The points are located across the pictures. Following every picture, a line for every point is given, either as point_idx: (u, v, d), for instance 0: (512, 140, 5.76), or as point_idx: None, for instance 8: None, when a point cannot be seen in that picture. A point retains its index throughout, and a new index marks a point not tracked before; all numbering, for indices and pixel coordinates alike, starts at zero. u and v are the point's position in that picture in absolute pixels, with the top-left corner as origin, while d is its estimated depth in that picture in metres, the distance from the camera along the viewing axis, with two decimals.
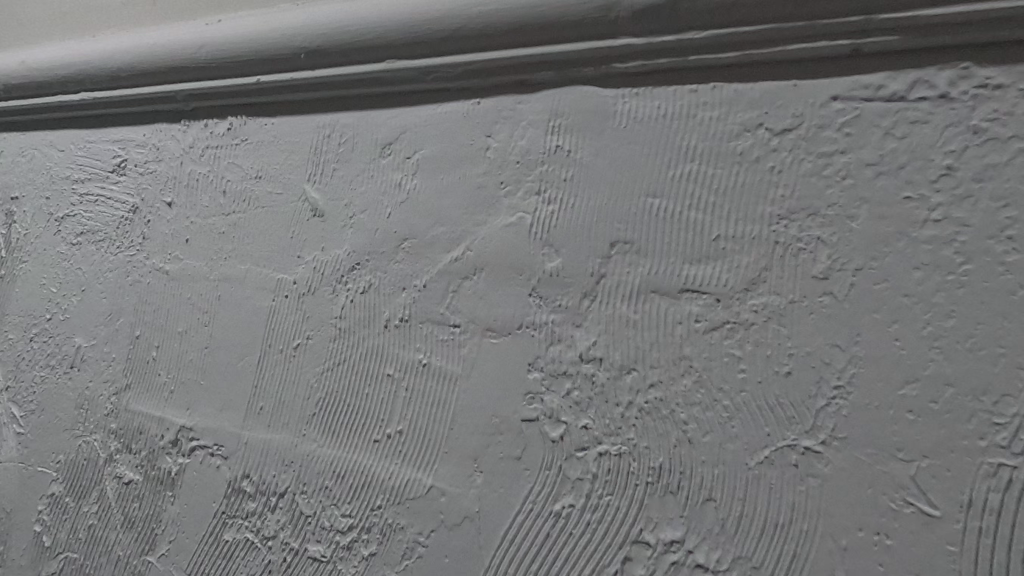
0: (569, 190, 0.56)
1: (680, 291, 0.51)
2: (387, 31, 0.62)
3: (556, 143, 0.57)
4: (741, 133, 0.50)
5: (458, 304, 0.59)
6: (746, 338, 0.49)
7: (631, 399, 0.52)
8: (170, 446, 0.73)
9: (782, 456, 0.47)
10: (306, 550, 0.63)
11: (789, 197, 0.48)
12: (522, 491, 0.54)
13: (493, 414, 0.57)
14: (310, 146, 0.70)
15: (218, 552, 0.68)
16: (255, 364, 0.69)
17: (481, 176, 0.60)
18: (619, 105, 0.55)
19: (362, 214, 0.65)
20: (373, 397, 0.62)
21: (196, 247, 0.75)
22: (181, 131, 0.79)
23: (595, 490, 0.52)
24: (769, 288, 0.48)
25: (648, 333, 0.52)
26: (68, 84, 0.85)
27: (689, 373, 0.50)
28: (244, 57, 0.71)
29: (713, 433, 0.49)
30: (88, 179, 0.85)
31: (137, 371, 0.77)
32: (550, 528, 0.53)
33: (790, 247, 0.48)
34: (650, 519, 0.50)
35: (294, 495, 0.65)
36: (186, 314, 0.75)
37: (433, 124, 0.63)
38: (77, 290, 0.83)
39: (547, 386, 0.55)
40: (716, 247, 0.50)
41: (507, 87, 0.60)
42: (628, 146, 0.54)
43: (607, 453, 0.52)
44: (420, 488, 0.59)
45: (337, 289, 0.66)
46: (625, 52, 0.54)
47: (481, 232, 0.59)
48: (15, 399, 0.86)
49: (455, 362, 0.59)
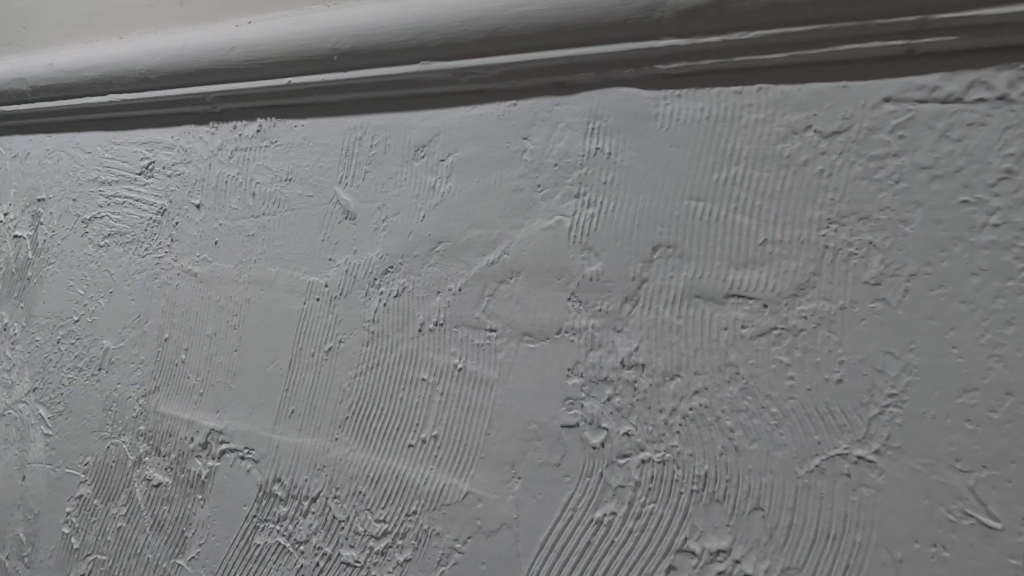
0: (609, 193, 0.55)
1: (725, 296, 0.50)
2: (422, 32, 0.62)
3: (595, 146, 0.56)
4: (789, 136, 0.50)
5: (494, 308, 0.59)
6: (795, 344, 0.48)
7: (675, 406, 0.51)
8: (200, 449, 0.73)
9: (833, 465, 0.46)
10: (339, 555, 0.63)
11: (839, 201, 0.47)
12: (562, 498, 0.54)
13: (531, 420, 0.56)
14: (341, 147, 0.69)
15: (249, 555, 0.68)
16: (286, 367, 0.69)
17: (517, 179, 0.59)
18: (660, 106, 0.54)
19: (395, 217, 0.65)
20: (407, 401, 0.62)
21: (225, 250, 0.75)
22: (210, 133, 0.78)
23: (637, 497, 0.51)
24: (819, 293, 0.47)
25: (692, 339, 0.51)
26: (96, 85, 0.85)
27: (735, 380, 0.49)
28: (276, 59, 0.71)
29: (760, 441, 0.48)
30: (115, 181, 0.85)
31: (166, 373, 0.77)
32: (591, 535, 0.53)
33: (840, 252, 0.47)
34: (695, 527, 0.49)
35: (326, 500, 0.64)
36: (216, 316, 0.74)
37: (468, 126, 0.62)
38: (105, 292, 0.83)
39: (587, 392, 0.54)
40: (762, 252, 0.49)
41: (544, 89, 0.59)
42: (671, 148, 0.53)
43: (649, 461, 0.51)
44: (456, 493, 0.58)
45: (370, 292, 0.65)
46: (668, 53, 0.53)
47: (518, 235, 0.58)
48: (42, 400, 0.86)
49: (492, 366, 0.58)
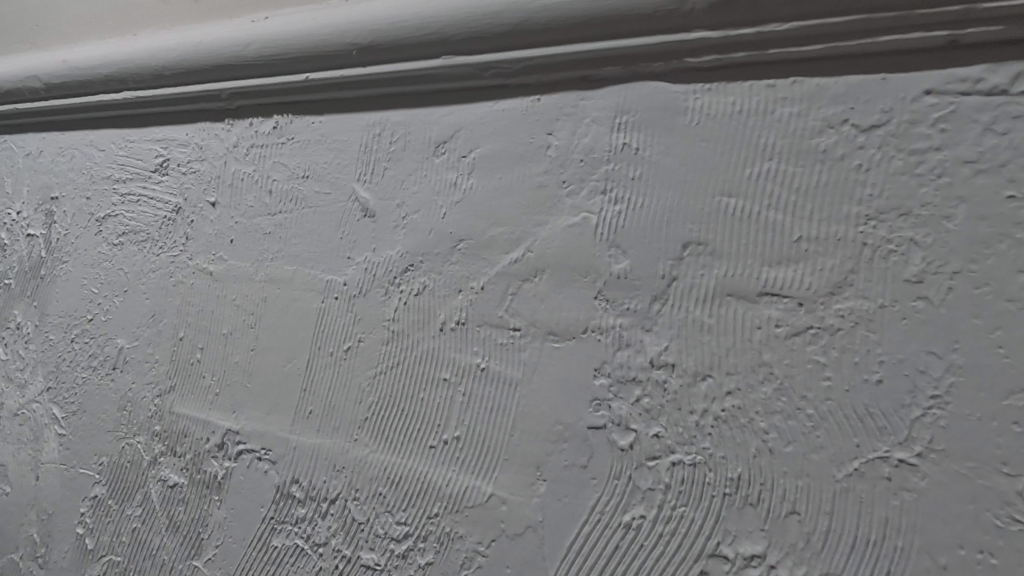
0: (636, 189, 0.54)
1: (759, 294, 0.49)
2: (444, 25, 0.61)
3: (622, 141, 0.55)
4: (824, 130, 0.48)
5: (518, 307, 0.58)
6: (833, 344, 0.46)
7: (706, 407, 0.50)
8: (216, 449, 0.72)
9: (873, 468, 0.44)
10: (359, 558, 0.62)
11: (878, 196, 0.46)
12: (589, 501, 0.53)
13: (557, 421, 0.55)
14: (359, 144, 0.68)
15: (266, 558, 0.67)
16: (303, 367, 0.68)
17: (541, 175, 0.58)
18: (689, 101, 0.53)
19: (415, 214, 0.64)
20: (429, 401, 0.61)
21: (240, 248, 0.74)
22: (225, 130, 0.78)
23: (667, 501, 0.50)
24: (857, 291, 0.46)
25: (724, 338, 0.50)
26: (109, 82, 0.84)
27: (770, 381, 0.48)
28: (294, 54, 0.70)
29: (796, 443, 0.47)
30: (129, 179, 0.85)
31: (181, 373, 0.76)
32: (619, 539, 0.51)
33: (879, 249, 0.46)
34: (728, 532, 0.48)
35: (346, 502, 0.63)
36: (232, 315, 0.74)
37: (490, 122, 0.61)
38: (119, 291, 0.83)
39: (614, 393, 0.53)
40: (797, 249, 0.48)
41: (570, 83, 0.58)
42: (700, 144, 0.52)
43: (680, 463, 0.50)
44: (479, 496, 0.57)
45: (390, 291, 0.64)
46: (699, 46, 0.52)
47: (542, 232, 0.57)
48: (56, 399, 0.86)
49: (516, 366, 0.57)
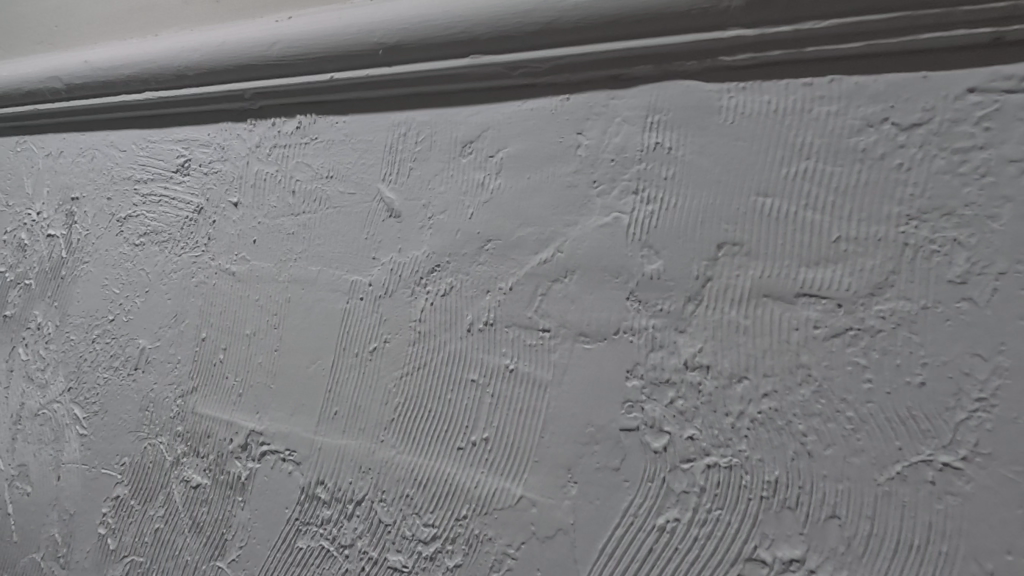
0: (669, 189, 0.54)
1: (796, 295, 0.48)
2: (472, 24, 0.60)
3: (654, 140, 0.55)
4: (864, 129, 0.48)
5: (548, 308, 0.57)
6: (873, 345, 0.46)
7: (742, 409, 0.49)
8: (240, 450, 0.72)
9: (916, 472, 0.44)
10: (385, 560, 0.61)
11: (920, 196, 0.45)
12: (622, 504, 0.52)
13: (588, 423, 0.54)
14: (384, 144, 0.68)
15: (292, 560, 0.67)
16: (328, 368, 0.68)
17: (571, 175, 0.58)
18: (724, 100, 0.53)
19: (441, 215, 0.64)
20: (456, 403, 0.60)
21: (264, 249, 0.74)
22: (248, 130, 0.77)
23: (702, 504, 0.50)
24: (899, 292, 0.45)
25: (761, 340, 0.49)
26: (131, 83, 0.84)
27: (808, 383, 0.47)
28: (319, 54, 0.69)
29: (836, 447, 0.46)
30: (151, 179, 0.85)
31: (203, 373, 0.76)
32: (653, 542, 0.51)
33: (921, 249, 0.45)
34: (766, 535, 0.47)
35: (372, 503, 0.63)
36: (255, 316, 0.73)
37: (518, 121, 0.61)
38: (141, 291, 0.83)
39: (647, 395, 0.52)
40: (836, 250, 0.48)
41: (600, 82, 0.58)
42: (735, 143, 0.52)
43: (715, 466, 0.50)
44: (508, 498, 0.57)
45: (416, 291, 0.64)
46: (734, 45, 0.51)
47: (572, 232, 0.57)
48: (77, 399, 0.86)
49: (546, 368, 0.57)
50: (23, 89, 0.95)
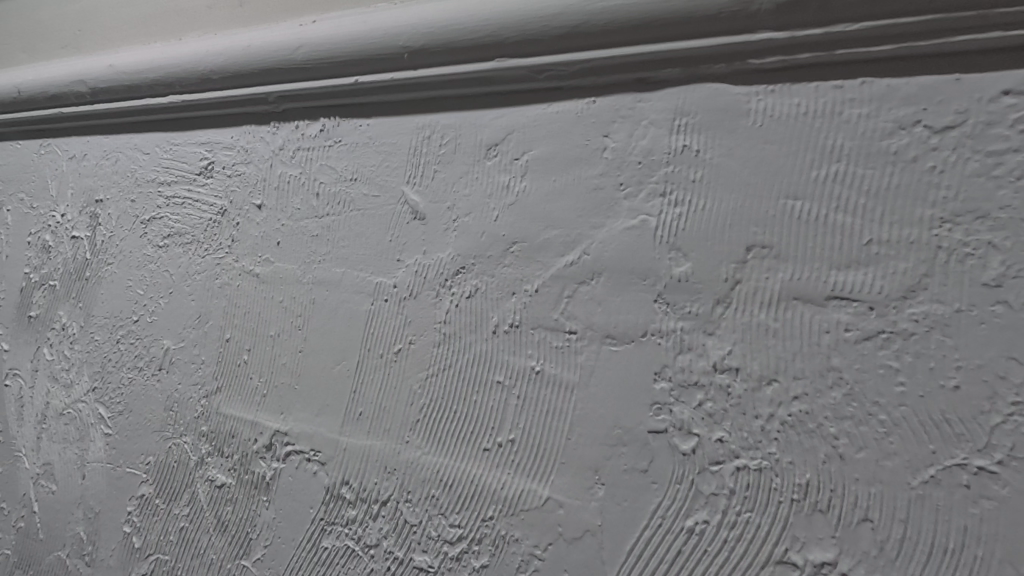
0: (697, 192, 0.54)
1: (827, 298, 0.48)
2: (499, 28, 0.61)
3: (682, 143, 0.55)
4: (895, 132, 0.48)
5: (574, 310, 0.57)
6: (906, 349, 0.46)
7: (772, 412, 0.49)
8: (264, 450, 0.72)
9: (951, 475, 0.44)
10: (411, 560, 0.62)
11: (953, 199, 0.45)
12: (650, 506, 0.52)
13: (615, 425, 0.54)
14: (408, 147, 0.69)
15: (317, 559, 0.67)
16: (353, 369, 0.68)
17: (598, 177, 0.58)
18: (752, 102, 0.53)
19: (466, 217, 0.64)
20: (482, 404, 0.61)
21: (287, 251, 0.75)
22: (271, 133, 0.78)
23: (732, 506, 0.50)
24: (932, 296, 0.45)
25: (791, 343, 0.49)
26: (155, 86, 0.85)
27: (839, 386, 0.47)
28: (343, 57, 0.70)
29: (868, 450, 0.46)
30: (174, 182, 0.86)
31: (227, 374, 0.77)
32: (682, 544, 0.51)
33: (955, 252, 0.45)
34: (797, 538, 0.47)
35: (397, 503, 0.63)
36: (279, 317, 0.74)
37: (544, 124, 0.61)
38: (164, 293, 0.84)
39: (675, 397, 0.53)
40: (867, 253, 0.48)
41: (627, 85, 0.58)
42: (763, 146, 0.52)
43: (745, 468, 0.50)
44: (535, 499, 0.57)
45: (441, 293, 0.64)
46: (764, 47, 0.51)
47: (599, 235, 0.57)
48: (102, 399, 0.87)
49: (572, 370, 0.57)
50: (48, 92, 0.96)
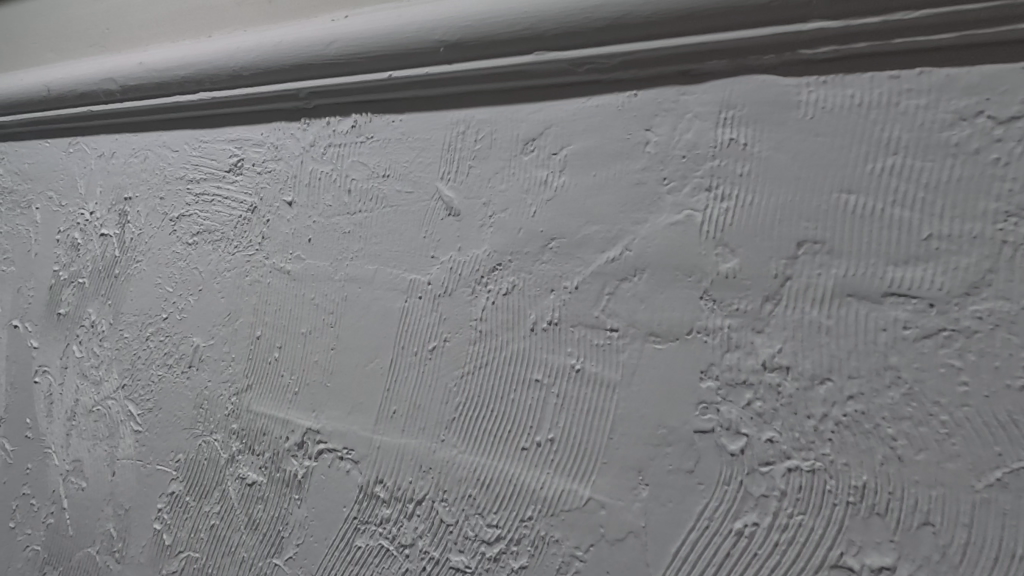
0: (745, 187, 0.52)
1: (884, 295, 0.47)
2: (538, 21, 0.60)
3: (728, 136, 0.54)
4: (956, 123, 0.46)
5: (615, 307, 0.56)
6: (969, 347, 0.44)
7: (826, 412, 0.48)
8: (296, 448, 0.72)
9: (1018, 478, 0.42)
10: (447, 560, 0.61)
11: (1019, 192, 0.44)
12: (696, 507, 0.51)
13: (659, 424, 0.53)
14: (442, 143, 0.68)
15: (350, 559, 0.67)
16: (386, 367, 0.68)
17: (640, 172, 0.57)
18: (803, 94, 0.51)
19: (502, 213, 0.63)
20: (520, 403, 0.60)
21: (319, 248, 0.74)
22: (302, 130, 0.78)
23: (783, 508, 0.48)
24: (996, 292, 0.44)
25: (845, 341, 0.48)
26: (186, 84, 0.85)
27: (898, 385, 0.46)
28: (377, 52, 0.69)
29: (928, 452, 0.45)
30: (204, 179, 0.86)
31: (258, 372, 0.76)
32: (730, 547, 0.50)
33: (1020, 248, 0.44)
34: (853, 542, 0.46)
35: (433, 503, 0.63)
36: (311, 315, 0.74)
37: (583, 119, 0.60)
38: (194, 291, 0.84)
39: (722, 396, 0.51)
40: (927, 248, 0.46)
41: (670, 78, 0.57)
42: (814, 139, 0.50)
43: (797, 469, 0.48)
44: (576, 500, 0.56)
45: (477, 291, 0.63)
46: (817, 37, 0.50)
47: (642, 231, 0.56)
48: (131, 397, 0.87)
49: (614, 368, 0.56)
50: (77, 91, 0.96)
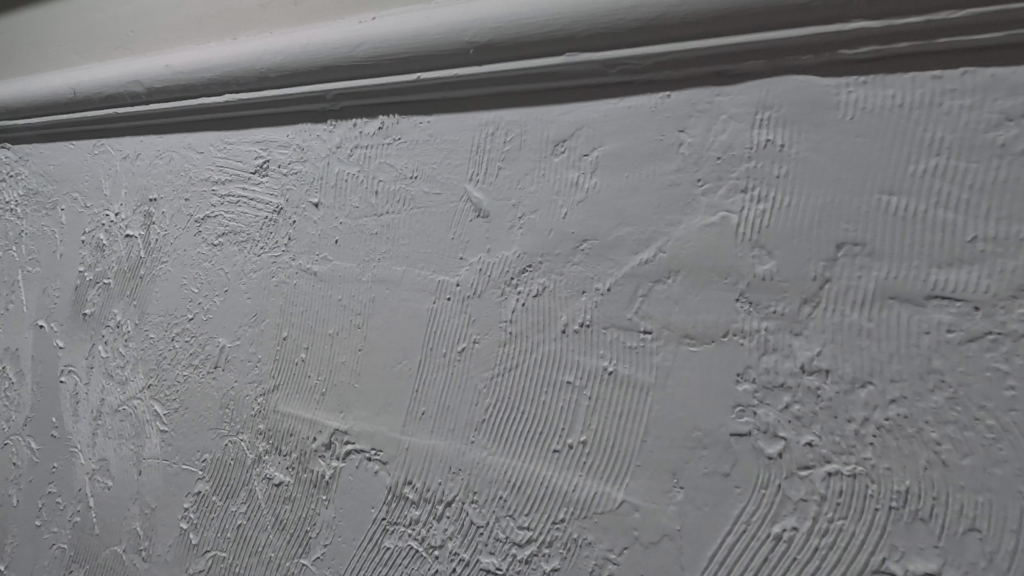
0: (782, 188, 0.52)
1: (927, 298, 0.46)
2: (570, 22, 0.60)
3: (764, 137, 0.53)
4: (1002, 123, 0.46)
5: (649, 309, 0.56)
6: (1016, 351, 0.44)
7: (867, 416, 0.47)
8: (323, 449, 0.72)
9: None
10: (478, 561, 0.61)
11: None
12: (733, 511, 0.51)
13: (695, 426, 0.53)
14: (470, 144, 0.68)
15: (379, 560, 0.67)
16: (414, 368, 0.68)
17: (673, 173, 0.56)
18: (842, 95, 0.51)
19: (532, 214, 0.63)
20: (551, 404, 0.60)
21: (346, 249, 0.74)
22: (328, 132, 0.78)
23: (823, 513, 0.48)
24: None
25: (887, 344, 0.47)
26: (212, 86, 0.86)
27: (942, 389, 0.45)
28: (406, 54, 0.70)
29: (974, 456, 0.44)
30: (229, 180, 0.86)
31: (285, 373, 0.77)
32: (769, 551, 0.49)
33: None
34: (896, 547, 0.45)
35: (463, 504, 0.63)
36: (339, 315, 0.74)
37: (615, 120, 0.60)
38: (220, 291, 0.84)
39: (760, 399, 0.51)
40: (972, 250, 0.46)
41: (705, 78, 0.56)
42: (854, 139, 0.50)
43: (837, 474, 0.48)
44: (609, 502, 0.56)
45: (507, 292, 0.63)
46: (857, 37, 0.49)
47: (676, 232, 0.56)
48: (157, 397, 0.87)
49: (648, 370, 0.56)
50: (103, 93, 0.97)
